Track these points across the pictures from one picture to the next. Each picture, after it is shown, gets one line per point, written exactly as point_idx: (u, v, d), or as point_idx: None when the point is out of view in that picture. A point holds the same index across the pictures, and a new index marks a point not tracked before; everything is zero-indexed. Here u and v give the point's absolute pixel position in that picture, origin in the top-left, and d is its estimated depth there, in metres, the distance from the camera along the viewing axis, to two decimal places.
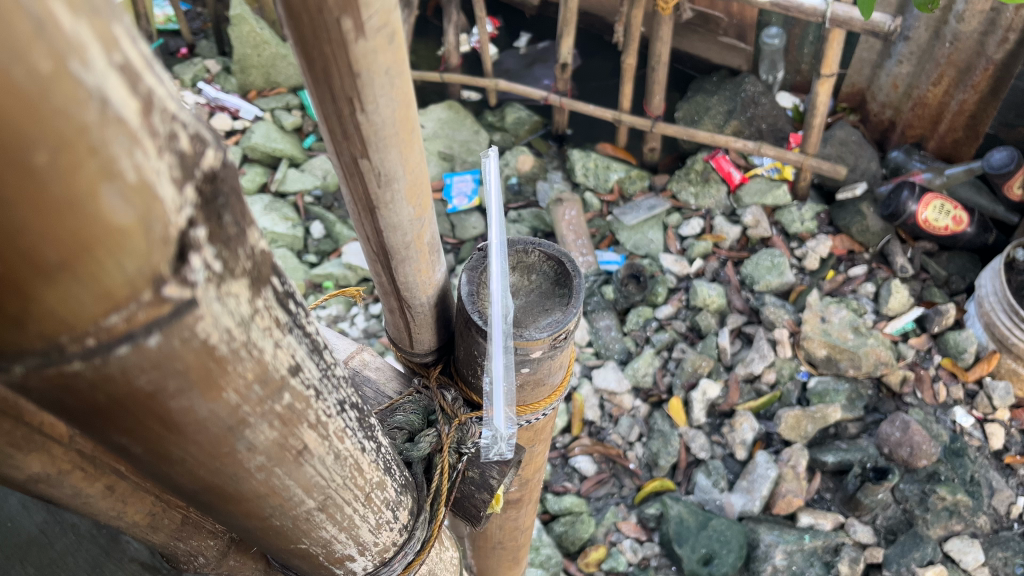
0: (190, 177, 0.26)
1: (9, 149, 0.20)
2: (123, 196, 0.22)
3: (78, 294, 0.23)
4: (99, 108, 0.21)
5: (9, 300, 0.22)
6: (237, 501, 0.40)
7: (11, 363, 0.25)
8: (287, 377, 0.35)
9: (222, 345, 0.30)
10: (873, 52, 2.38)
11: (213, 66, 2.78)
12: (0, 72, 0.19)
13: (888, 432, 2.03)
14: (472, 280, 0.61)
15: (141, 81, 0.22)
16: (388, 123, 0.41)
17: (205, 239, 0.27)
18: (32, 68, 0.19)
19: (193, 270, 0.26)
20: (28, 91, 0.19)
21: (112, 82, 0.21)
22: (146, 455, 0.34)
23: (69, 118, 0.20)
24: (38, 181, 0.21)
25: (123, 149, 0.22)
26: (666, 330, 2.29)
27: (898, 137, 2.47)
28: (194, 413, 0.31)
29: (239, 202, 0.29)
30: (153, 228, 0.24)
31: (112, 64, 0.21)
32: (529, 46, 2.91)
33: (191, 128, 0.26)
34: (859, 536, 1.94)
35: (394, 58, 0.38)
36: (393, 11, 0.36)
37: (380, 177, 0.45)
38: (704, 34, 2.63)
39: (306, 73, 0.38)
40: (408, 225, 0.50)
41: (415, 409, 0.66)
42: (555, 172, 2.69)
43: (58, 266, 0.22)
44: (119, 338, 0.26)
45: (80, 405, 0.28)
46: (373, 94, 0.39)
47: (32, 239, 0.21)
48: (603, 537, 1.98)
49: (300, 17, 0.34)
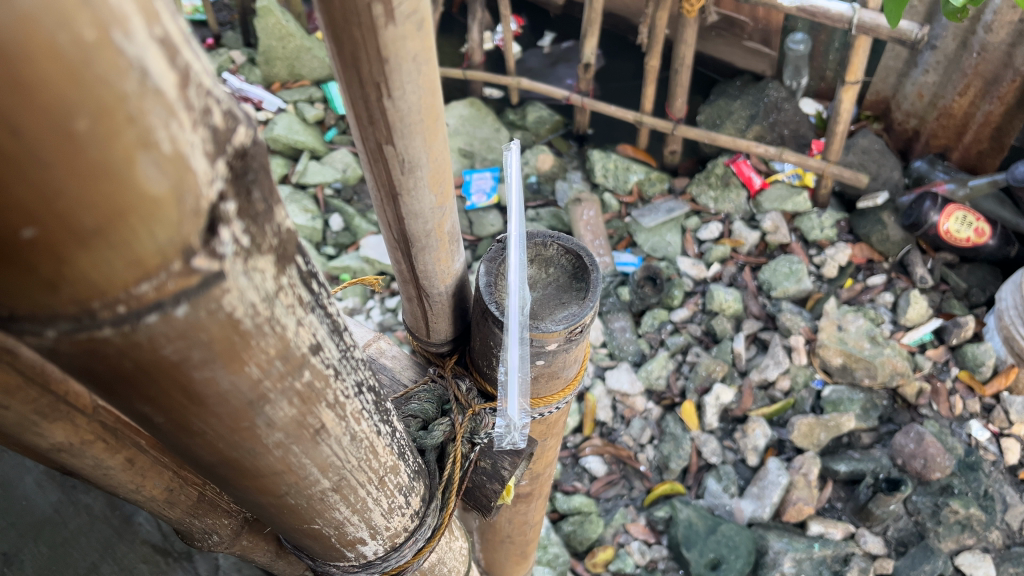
0: (223, 152, 0.26)
1: (50, 113, 0.20)
2: (157, 165, 0.23)
3: (110, 259, 0.24)
4: (139, 79, 0.21)
5: (45, 263, 0.23)
6: (253, 476, 0.40)
7: (44, 326, 0.26)
8: (308, 355, 0.36)
9: (246, 319, 0.30)
10: (899, 60, 2.37)
11: (238, 57, 2.80)
12: (45, 38, 0.19)
13: (902, 443, 2.02)
14: (491, 271, 0.61)
15: (179, 55, 0.23)
16: (414, 110, 0.42)
17: (234, 213, 0.27)
18: (76, 35, 0.20)
19: (221, 243, 0.27)
20: (70, 58, 0.20)
21: (151, 53, 0.22)
22: (168, 426, 0.34)
23: (110, 86, 0.21)
24: (78, 147, 0.21)
25: (159, 121, 0.22)
26: (681, 333, 2.28)
27: (922, 146, 2.45)
28: (216, 385, 0.32)
29: (268, 179, 0.30)
30: (185, 199, 0.25)
31: (153, 37, 0.22)
32: (552, 45, 2.91)
33: (224, 104, 0.26)
34: (870, 546, 1.94)
35: (422, 46, 0.38)
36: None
37: (404, 164, 0.45)
38: (729, 39, 2.63)
39: (335, 57, 0.39)
40: (430, 213, 0.51)
41: (429, 398, 0.66)
42: (575, 172, 2.69)
43: (93, 232, 0.23)
44: (149, 306, 0.26)
45: (108, 371, 0.29)
46: (400, 80, 0.39)
47: (68, 203, 0.22)
48: (611, 538, 1.99)
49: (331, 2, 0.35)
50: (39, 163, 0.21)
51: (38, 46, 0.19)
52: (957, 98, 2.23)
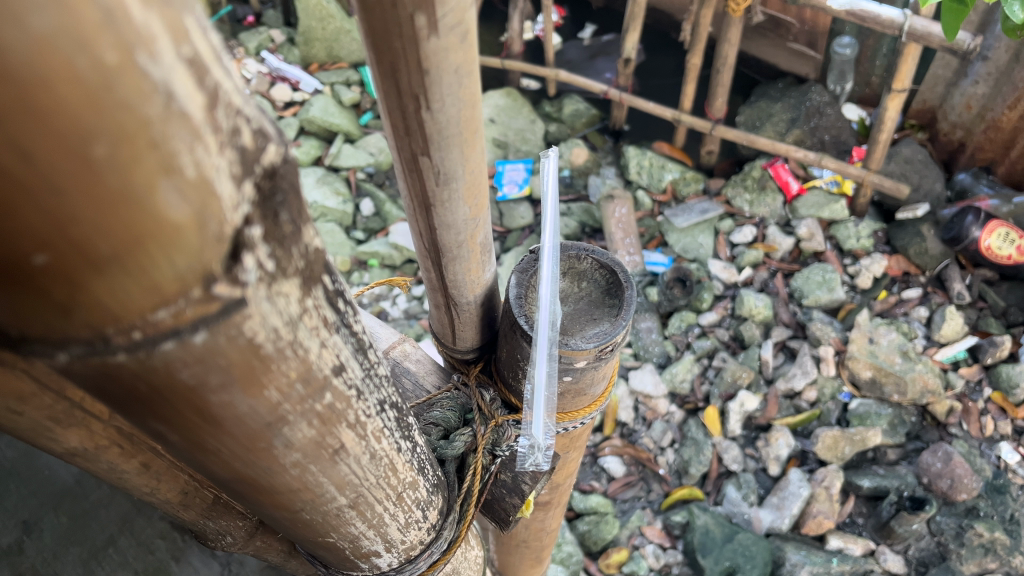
0: (250, 173, 0.25)
1: (66, 137, 0.19)
2: (179, 192, 0.22)
3: (126, 286, 0.22)
4: (164, 102, 0.20)
5: (57, 288, 0.22)
6: (269, 493, 0.39)
7: (56, 349, 0.25)
8: (330, 376, 0.34)
9: (268, 343, 0.29)
10: (949, 69, 2.31)
11: (278, 36, 2.80)
12: (63, 61, 0.18)
13: (929, 462, 1.99)
14: (521, 282, 0.60)
15: (208, 74, 0.21)
16: (452, 123, 0.40)
17: (260, 237, 0.26)
18: (96, 58, 0.18)
19: (245, 270, 0.25)
20: (90, 82, 0.18)
21: (178, 74, 0.20)
22: (182, 443, 0.33)
23: (131, 110, 0.19)
24: (96, 173, 0.20)
25: (184, 145, 0.21)
26: (708, 337, 2.25)
27: (967, 159, 2.39)
28: (233, 408, 0.31)
29: (298, 199, 0.28)
30: (208, 225, 0.23)
31: (180, 56, 0.20)
32: (593, 38, 2.87)
33: (254, 123, 0.25)
34: (889, 564, 1.90)
35: (464, 57, 0.37)
36: (468, 8, 0.34)
37: (439, 175, 0.44)
38: (774, 40, 2.58)
39: (374, 65, 0.38)
40: (464, 225, 0.49)
41: (452, 406, 0.65)
42: (609, 167, 2.66)
43: (109, 257, 0.21)
44: (165, 333, 0.25)
45: (121, 392, 0.28)
46: (440, 92, 0.38)
47: (83, 229, 0.21)
48: (626, 540, 1.97)
49: (372, 10, 0.34)
50: (52, 187, 0.19)
51: (54, 70, 0.18)
52: (1007, 111, 2.17)
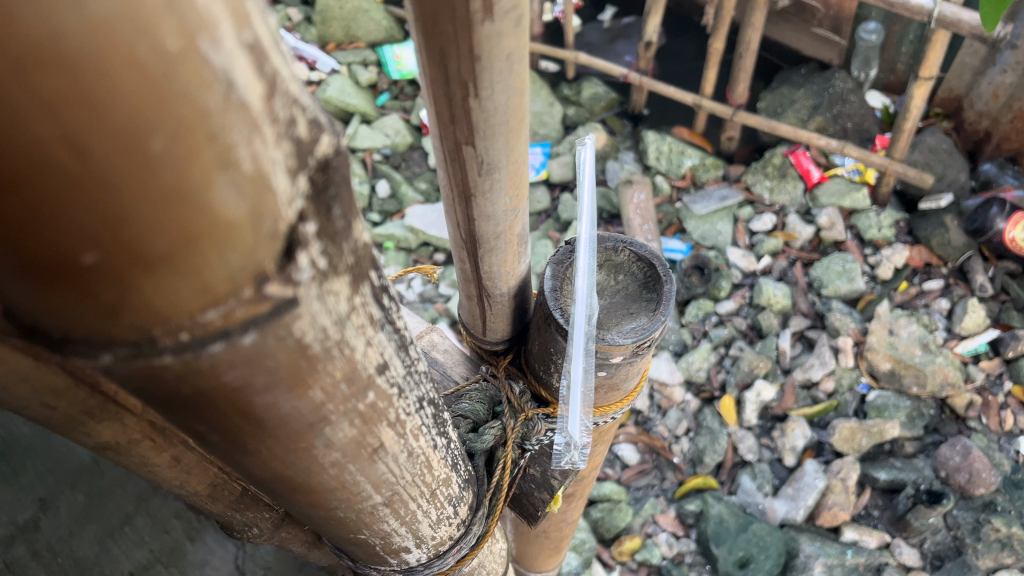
0: (304, 166, 0.23)
1: (123, 131, 0.17)
2: (236, 187, 0.20)
3: (178, 287, 0.21)
4: (224, 92, 0.18)
5: (105, 288, 0.20)
6: (305, 492, 0.38)
7: (100, 351, 0.23)
8: (374, 375, 0.33)
9: (315, 344, 0.27)
10: (977, 57, 2.27)
11: (294, 15, 2.78)
12: (123, 48, 0.16)
13: (947, 455, 1.97)
14: (557, 274, 0.59)
15: (268, 61, 0.20)
16: (500, 111, 0.39)
17: (314, 234, 0.25)
18: (158, 44, 0.17)
19: (299, 269, 0.24)
20: (150, 70, 0.17)
21: (239, 63, 0.19)
22: (221, 443, 0.32)
23: (192, 101, 0.18)
24: (152, 169, 0.18)
25: (242, 137, 0.19)
26: (726, 326, 2.23)
27: (992, 148, 2.36)
28: (277, 408, 0.29)
29: (349, 193, 0.27)
30: (263, 222, 0.22)
31: (242, 42, 0.19)
32: (613, 20, 2.83)
33: (309, 113, 0.23)
34: (904, 558, 1.89)
35: (517, 43, 0.35)
36: None
37: (482, 165, 0.43)
38: (797, 24, 2.54)
39: (422, 51, 0.36)
40: (503, 215, 0.48)
41: (481, 398, 0.64)
42: (627, 152, 2.63)
43: (161, 257, 0.20)
44: (214, 335, 0.23)
45: (163, 393, 0.26)
46: (490, 79, 0.36)
47: (137, 228, 0.19)
48: (639, 527, 1.97)
49: None
50: (106, 183, 0.18)
51: (114, 56, 0.16)
52: None
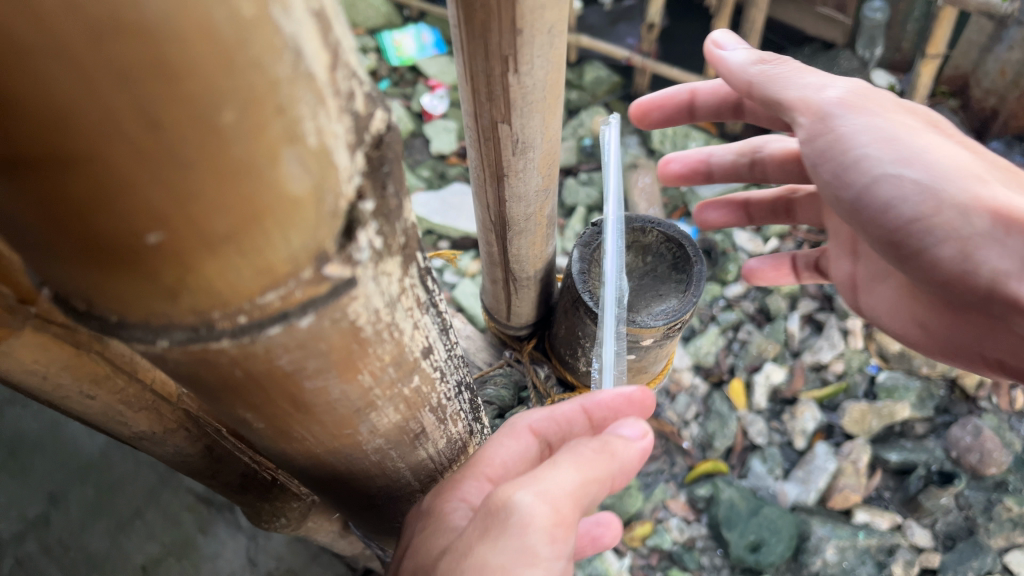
0: (361, 141, 0.22)
1: (194, 103, 0.16)
2: (301, 162, 0.19)
3: (239, 268, 0.20)
4: (293, 62, 0.17)
5: (167, 270, 0.19)
6: (345, 479, 0.37)
7: (154, 336, 0.22)
8: (419, 358, 0.32)
9: (368, 327, 0.26)
10: (983, 34, 2.24)
11: None
12: (201, 12, 0.15)
13: (959, 436, 1.92)
14: (584, 256, 0.57)
15: (333, 29, 0.19)
16: (538, 88, 0.38)
17: (371, 212, 0.23)
18: (234, 8, 0.15)
19: (358, 248, 0.23)
20: (227, 36, 0.15)
21: (307, 30, 0.17)
22: (266, 430, 0.31)
23: (264, 70, 0.16)
24: (222, 142, 0.17)
25: (309, 109, 0.18)
26: (733, 309, 2.21)
27: (1000, 126, 2.33)
28: (326, 394, 0.28)
29: (400, 169, 0.25)
30: (325, 199, 0.20)
31: (310, 9, 0.17)
32: (615, 3, 2.80)
33: (366, 84, 0.22)
34: (916, 539, 1.82)
35: (559, 16, 0.34)
36: None
37: (518, 144, 0.42)
38: (802, 4, 2.52)
39: (462, 26, 0.36)
40: (535, 195, 0.47)
41: (505, 383, 0.69)
42: (631, 136, 2.60)
43: (224, 236, 0.19)
44: (272, 318, 0.22)
45: (212, 379, 0.25)
46: (531, 51, 0.35)
47: (202, 206, 0.18)
48: (649, 512, 1.85)
49: None
50: (172, 158, 0.17)
51: (192, 20, 0.15)
52: None
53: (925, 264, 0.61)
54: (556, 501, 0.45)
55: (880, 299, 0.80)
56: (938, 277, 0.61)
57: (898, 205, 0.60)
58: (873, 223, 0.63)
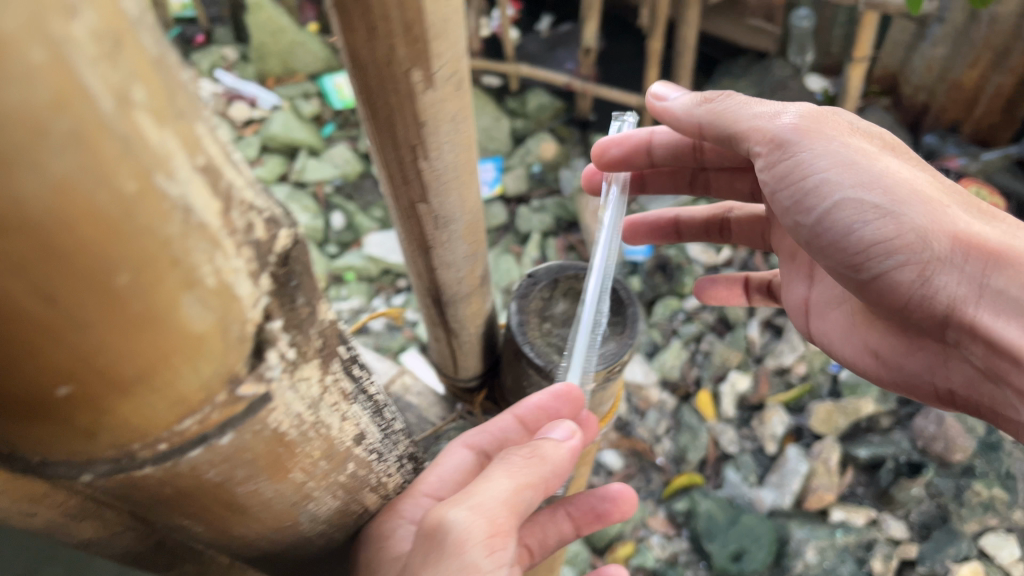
0: (225, 214, 0.28)
1: (34, 168, 0.21)
2: (143, 221, 0.24)
3: (90, 309, 0.25)
4: (126, 141, 0.23)
5: (32, 313, 0.24)
6: (249, 535, 0.41)
7: (43, 388, 0.27)
8: (302, 414, 0.35)
9: (241, 367, 0.31)
10: (906, 34, 2.35)
11: (230, 54, 2.76)
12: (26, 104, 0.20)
13: (922, 425, 1.99)
14: (521, 308, 0.88)
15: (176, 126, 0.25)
16: (443, 171, 0.61)
17: (232, 272, 0.28)
18: (64, 105, 0.21)
19: (211, 295, 0.28)
20: (51, 119, 0.21)
21: (193, 187, 0.26)
22: (169, 495, 0.34)
23: (90, 146, 0.22)
24: (76, 208, 0.23)
25: (142, 177, 0.24)
26: (695, 322, 2.26)
27: (933, 121, 2.41)
28: (210, 444, 0.32)
29: (266, 238, 0.30)
30: (174, 255, 0.26)
31: (150, 110, 0.24)
32: (550, 29, 2.85)
33: (226, 175, 0.28)
34: (893, 531, 1.91)
35: (451, 115, 0.57)
36: None
37: (437, 216, 0.66)
38: (732, 18, 2.60)
39: (378, 133, 0.57)
40: (455, 147, 0.60)
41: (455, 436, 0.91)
42: (579, 159, 2.62)
43: (70, 282, 0.24)
44: (136, 356, 0.27)
45: (86, 430, 0.29)
46: (436, 140, 0.58)
47: (48, 256, 0.23)
48: (631, 532, 1.95)
49: (374, 64, 0.51)
50: (77, 324, 0.25)
51: (28, 117, 0.20)
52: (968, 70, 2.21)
53: (882, 286, 0.74)
54: (489, 512, 0.62)
55: (833, 322, 0.94)
56: (894, 299, 0.75)
57: (858, 228, 0.71)
58: (835, 248, 0.75)
